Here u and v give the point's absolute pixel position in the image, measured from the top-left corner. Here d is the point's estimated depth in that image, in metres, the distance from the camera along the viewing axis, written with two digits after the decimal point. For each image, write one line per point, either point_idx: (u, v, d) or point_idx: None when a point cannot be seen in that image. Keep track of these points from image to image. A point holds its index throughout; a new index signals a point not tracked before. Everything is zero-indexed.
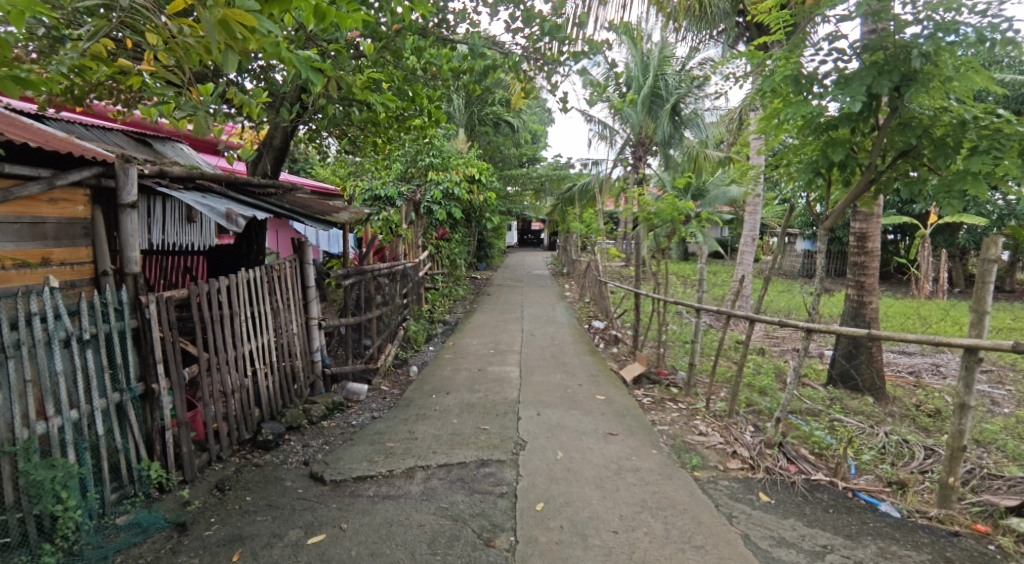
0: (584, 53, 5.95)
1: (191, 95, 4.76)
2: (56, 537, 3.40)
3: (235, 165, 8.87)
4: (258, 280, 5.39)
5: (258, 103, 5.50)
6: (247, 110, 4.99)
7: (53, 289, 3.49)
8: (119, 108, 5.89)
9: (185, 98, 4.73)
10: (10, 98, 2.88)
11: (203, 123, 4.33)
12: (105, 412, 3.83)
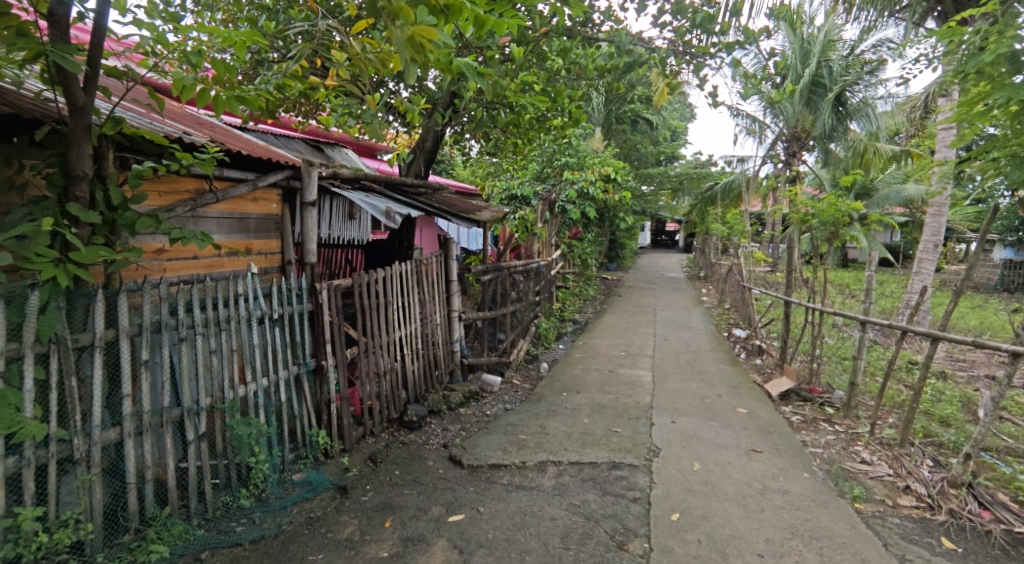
0: (740, 43, 5.66)
1: (366, 105, 5.22)
2: (249, 484, 3.91)
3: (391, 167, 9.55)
4: (409, 272, 5.78)
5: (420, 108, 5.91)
6: (410, 116, 5.37)
7: (252, 274, 4.01)
8: (301, 118, 6.58)
9: (361, 108, 5.20)
10: (235, 114, 3.45)
11: (376, 129, 4.75)
12: (286, 382, 4.32)
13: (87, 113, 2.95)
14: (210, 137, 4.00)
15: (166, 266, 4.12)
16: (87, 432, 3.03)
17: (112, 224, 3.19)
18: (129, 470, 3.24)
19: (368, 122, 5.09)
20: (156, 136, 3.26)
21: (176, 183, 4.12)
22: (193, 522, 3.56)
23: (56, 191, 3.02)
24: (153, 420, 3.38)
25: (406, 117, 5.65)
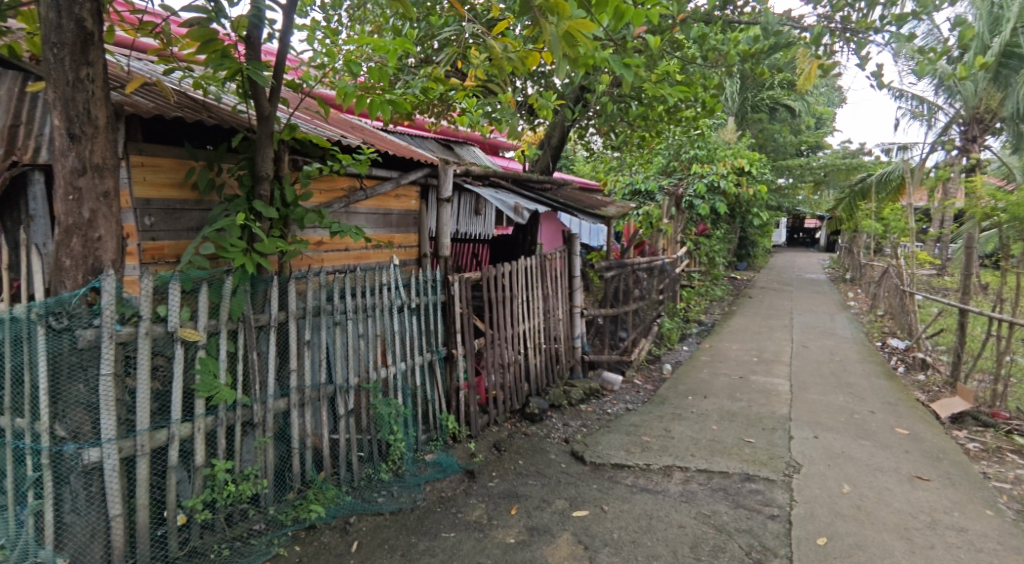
0: (915, 14, 5.14)
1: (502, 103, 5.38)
2: (388, 460, 4.19)
3: (515, 163, 9.73)
4: (534, 267, 5.89)
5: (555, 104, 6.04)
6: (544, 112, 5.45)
7: (395, 265, 4.28)
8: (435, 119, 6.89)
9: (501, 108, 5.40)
10: (387, 117, 3.68)
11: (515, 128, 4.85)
12: (421, 367, 4.58)
13: (271, 121, 3.30)
14: (363, 139, 4.32)
15: (323, 257, 4.49)
16: (263, 401, 3.39)
17: (284, 219, 3.55)
18: (293, 436, 3.58)
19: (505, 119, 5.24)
20: (322, 140, 3.61)
21: (332, 182, 4.44)
22: (342, 489, 3.86)
23: (244, 190, 3.42)
24: (313, 393, 3.71)
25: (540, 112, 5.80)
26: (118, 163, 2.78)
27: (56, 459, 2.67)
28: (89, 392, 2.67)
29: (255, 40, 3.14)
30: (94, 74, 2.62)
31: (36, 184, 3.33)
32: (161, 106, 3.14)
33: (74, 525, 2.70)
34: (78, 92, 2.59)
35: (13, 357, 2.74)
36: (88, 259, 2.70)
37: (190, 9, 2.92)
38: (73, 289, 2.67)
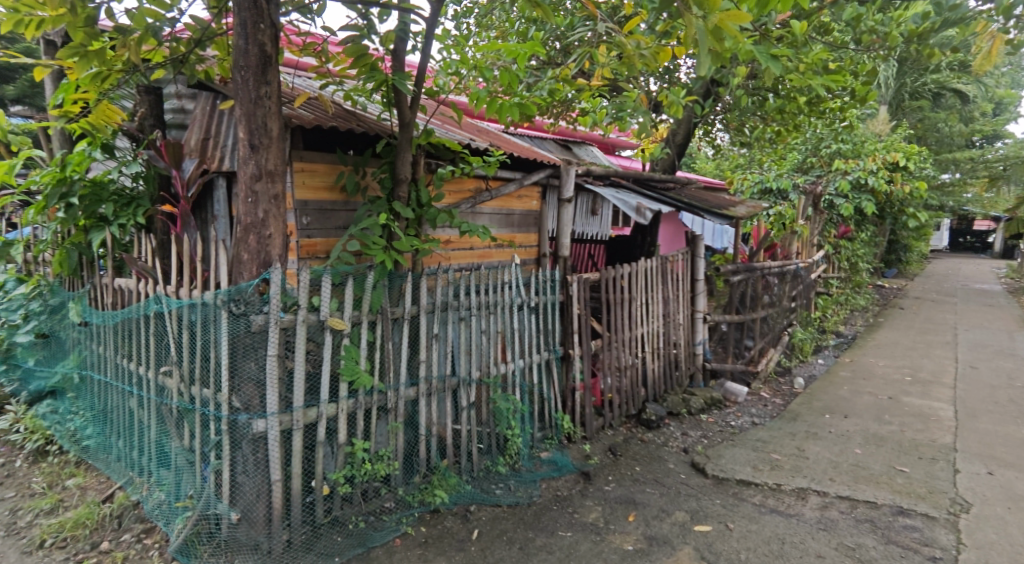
0: None
1: (630, 100, 5.35)
2: (506, 454, 4.30)
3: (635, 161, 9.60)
4: (654, 269, 5.80)
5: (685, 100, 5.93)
6: (674, 108, 5.32)
7: (516, 264, 4.40)
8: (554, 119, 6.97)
9: (630, 105, 5.40)
10: (517, 120, 3.78)
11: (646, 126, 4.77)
12: (538, 365, 4.68)
13: (411, 127, 3.53)
14: (491, 142, 4.48)
15: (450, 255, 4.72)
16: (395, 389, 3.61)
17: (419, 219, 3.79)
18: (421, 423, 3.79)
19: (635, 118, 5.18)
20: (454, 143, 3.79)
21: (460, 184, 4.61)
22: (463, 478, 4.02)
23: (385, 192, 3.68)
24: (438, 384, 3.90)
25: (670, 108, 5.72)
26: (284, 169, 3.14)
27: (232, 426, 3.07)
28: (258, 369, 3.05)
29: (400, 53, 3.40)
30: (270, 92, 3.01)
31: (220, 188, 3.95)
32: (318, 117, 3.49)
33: (244, 485, 3.10)
34: (258, 108, 2.98)
35: (202, 335, 3.15)
36: (260, 254, 3.08)
37: (345, 28, 3.21)
38: (248, 280, 3.07)
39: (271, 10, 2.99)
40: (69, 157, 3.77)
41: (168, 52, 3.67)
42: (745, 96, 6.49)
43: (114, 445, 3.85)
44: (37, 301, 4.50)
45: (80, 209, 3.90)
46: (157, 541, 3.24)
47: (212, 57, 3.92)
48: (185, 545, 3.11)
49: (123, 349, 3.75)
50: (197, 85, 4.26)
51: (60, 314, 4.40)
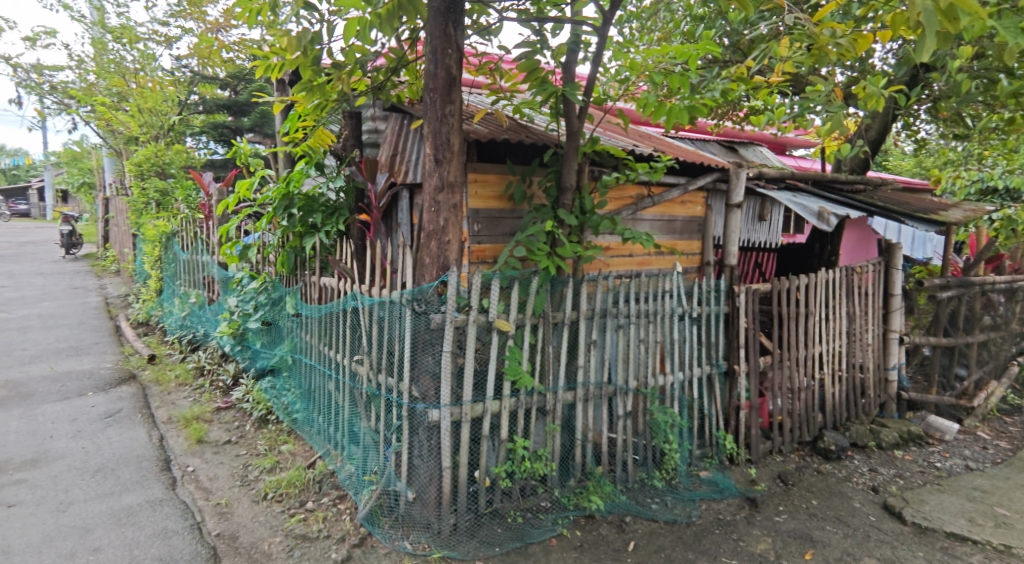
0: None
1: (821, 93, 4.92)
2: (662, 468, 4.21)
3: (816, 161, 8.86)
4: (838, 282, 5.31)
5: (888, 90, 5.31)
6: (874, 99, 4.80)
7: (679, 272, 4.28)
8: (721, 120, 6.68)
9: (818, 100, 4.99)
10: (687, 124, 3.66)
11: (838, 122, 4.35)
12: (699, 379, 4.53)
13: (577, 136, 3.61)
14: (655, 148, 4.44)
15: (610, 261, 4.73)
16: (554, 391, 3.69)
17: (582, 225, 3.84)
18: (577, 427, 3.81)
19: (827, 114, 4.76)
20: (620, 150, 3.81)
21: (622, 190, 4.63)
22: (618, 488, 3.98)
23: (551, 200, 3.80)
24: (596, 391, 3.91)
25: (868, 100, 5.16)
26: (463, 181, 3.42)
27: (411, 413, 3.38)
28: (434, 363, 3.34)
29: (571, 65, 3.49)
30: (454, 110, 3.31)
31: (404, 199, 4.44)
32: (492, 130, 3.73)
33: (419, 468, 3.39)
34: (443, 125, 3.30)
35: (388, 330, 3.52)
36: (440, 258, 3.37)
37: (520, 45, 3.38)
38: (429, 282, 3.38)
39: (458, 36, 3.28)
40: (291, 175, 4.45)
41: (370, 81, 4.18)
42: (967, 79, 5.64)
43: (316, 420, 4.39)
44: (263, 295, 5.26)
45: (298, 218, 4.54)
46: (348, 507, 3.67)
47: (405, 82, 4.37)
48: (370, 513, 3.48)
49: (326, 340, 4.29)
50: (390, 109, 4.83)
51: (280, 306, 5.14)
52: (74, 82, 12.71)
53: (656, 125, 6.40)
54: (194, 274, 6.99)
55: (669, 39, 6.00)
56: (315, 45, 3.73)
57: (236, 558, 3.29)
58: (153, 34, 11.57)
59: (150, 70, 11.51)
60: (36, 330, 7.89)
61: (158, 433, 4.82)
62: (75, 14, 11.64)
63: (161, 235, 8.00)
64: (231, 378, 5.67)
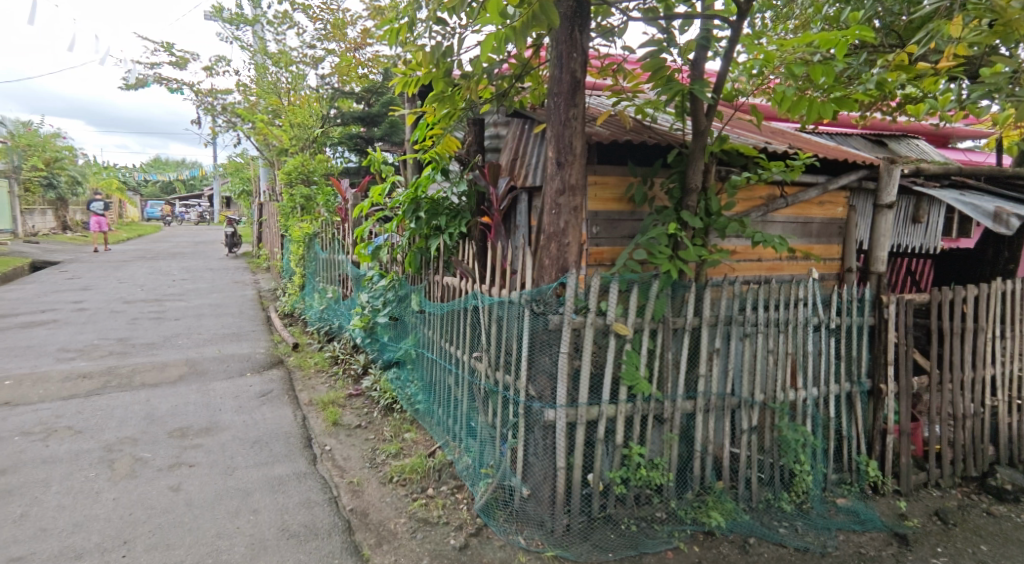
0: None
1: (1005, 78, 4.32)
2: (792, 490, 3.92)
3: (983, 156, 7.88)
4: (1015, 295, 4.65)
5: None
6: None
7: (816, 280, 3.96)
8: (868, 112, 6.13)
9: (996, 85, 4.41)
10: (831, 120, 3.35)
11: None
12: (837, 397, 4.18)
13: (705, 135, 3.42)
14: (791, 145, 4.17)
15: (734, 266, 4.46)
16: (672, 399, 3.54)
17: (707, 228, 3.65)
18: (697, 439, 3.64)
19: (1011, 101, 4.18)
20: (749, 149, 3.61)
21: (750, 191, 4.33)
22: (741, 506, 3.76)
23: (674, 201, 3.63)
24: (718, 402, 3.70)
25: None
26: (586, 183, 3.42)
27: (528, 411, 3.43)
28: (552, 364, 3.35)
29: (701, 62, 3.35)
30: (578, 113, 3.32)
31: (522, 203, 4.63)
32: (614, 132, 3.67)
33: (535, 465, 3.43)
34: (566, 129, 3.32)
35: (506, 330, 3.59)
36: (559, 260, 3.38)
37: (645, 44, 3.27)
38: (548, 283, 3.41)
39: (583, 39, 3.30)
40: (418, 180, 4.71)
41: (495, 88, 4.30)
42: None
43: (436, 412, 4.58)
44: (391, 292, 5.58)
45: (425, 221, 4.80)
46: (465, 497, 3.80)
47: (529, 88, 4.44)
48: (487, 505, 3.57)
49: (448, 336, 4.46)
50: (511, 114, 4.97)
51: (405, 302, 5.42)
52: (238, 102, 14.26)
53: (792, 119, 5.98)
54: (331, 272, 7.57)
55: (811, 28, 5.60)
56: (449, 58, 3.90)
57: (367, 533, 3.50)
58: (304, 57, 12.70)
59: (300, 89, 12.65)
60: (206, 317, 8.95)
61: (302, 413, 5.27)
62: (241, 43, 13.08)
63: (305, 236, 8.75)
64: (361, 367, 6.07)
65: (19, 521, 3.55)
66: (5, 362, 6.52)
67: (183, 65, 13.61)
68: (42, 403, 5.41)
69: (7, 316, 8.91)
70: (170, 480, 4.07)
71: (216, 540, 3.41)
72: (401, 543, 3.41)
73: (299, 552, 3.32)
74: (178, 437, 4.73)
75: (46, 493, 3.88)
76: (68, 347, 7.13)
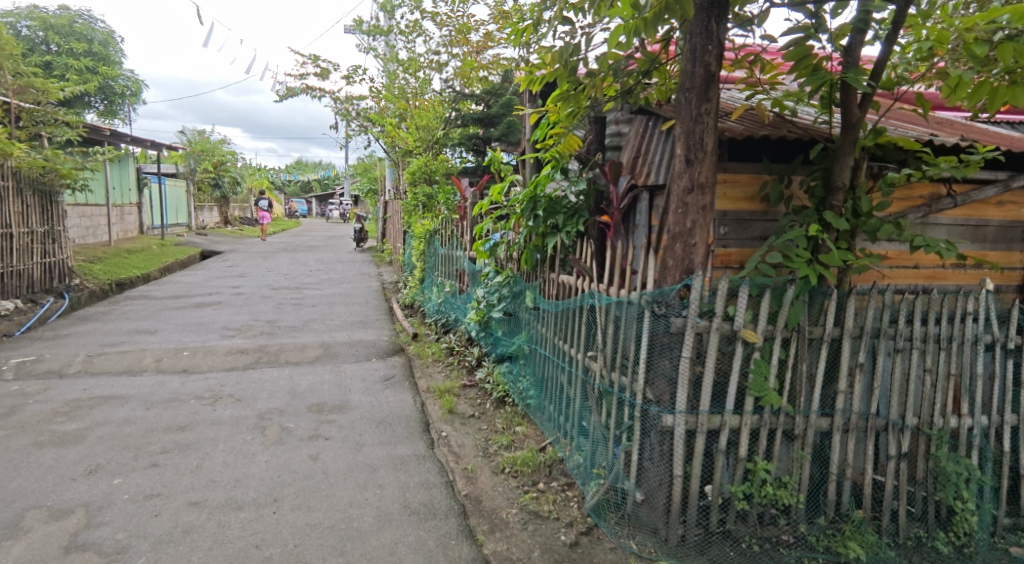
0: None
1: None
2: (950, 530, 3.49)
3: None
4: None
5: None
6: None
7: (991, 292, 3.46)
8: None
9: None
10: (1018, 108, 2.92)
11: None
12: (1012, 428, 3.65)
13: (858, 127, 3.10)
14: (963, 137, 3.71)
15: (887, 273, 4.11)
16: (806, 415, 3.26)
17: (854, 230, 3.30)
18: (833, 460, 3.32)
19: None
20: (911, 142, 3.21)
21: (910, 190, 3.95)
22: (884, 540, 3.41)
23: (815, 201, 3.32)
24: (860, 422, 3.36)
25: None
26: (716, 181, 3.25)
27: (644, 415, 3.32)
28: (671, 368, 3.22)
29: (855, 47, 3.05)
30: (710, 108, 3.16)
31: (643, 202, 4.54)
32: (750, 128, 3.46)
33: (649, 471, 3.31)
34: (697, 125, 3.17)
35: (623, 331, 3.50)
36: (684, 261, 3.24)
37: (788, 31, 3.02)
38: (671, 284, 3.27)
39: (720, 31, 3.13)
40: (537, 179, 4.73)
41: (620, 85, 4.22)
42: None
43: (547, 408, 4.56)
44: (506, 288, 5.64)
45: (542, 219, 4.79)
46: (575, 495, 3.78)
47: (655, 83, 4.29)
48: (597, 506, 3.51)
49: (562, 334, 4.43)
50: (635, 110, 4.85)
51: (519, 299, 5.44)
52: (371, 107, 15.13)
53: (961, 108, 5.31)
54: (449, 267, 7.80)
55: None
56: (575, 56, 3.85)
57: (480, 519, 3.56)
58: (431, 63, 13.22)
59: (427, 93, 13.19)
60: (339, 305, 9.58)
61: (420, 399, 5.48)
62: (376, 52, 13.88)
63: (426, 232, 9.08)
64: (476, 359, 6.21)
65: (195, 472, 4.00)
66: (182, 335, 7.39)
67: (326, 75, 14.68)
68: (210, 372, 6.07)
69: (182, 296, 10.11)
70: (311, 449, 4.38)
71: (348, 508, 3.60)
72: (512, 533, 3.43)
73: (419, 529, 3.42)
74: (316, 411, 5.09)
75: (214, 450, 4.33)
76: (229, 325, 7.93)
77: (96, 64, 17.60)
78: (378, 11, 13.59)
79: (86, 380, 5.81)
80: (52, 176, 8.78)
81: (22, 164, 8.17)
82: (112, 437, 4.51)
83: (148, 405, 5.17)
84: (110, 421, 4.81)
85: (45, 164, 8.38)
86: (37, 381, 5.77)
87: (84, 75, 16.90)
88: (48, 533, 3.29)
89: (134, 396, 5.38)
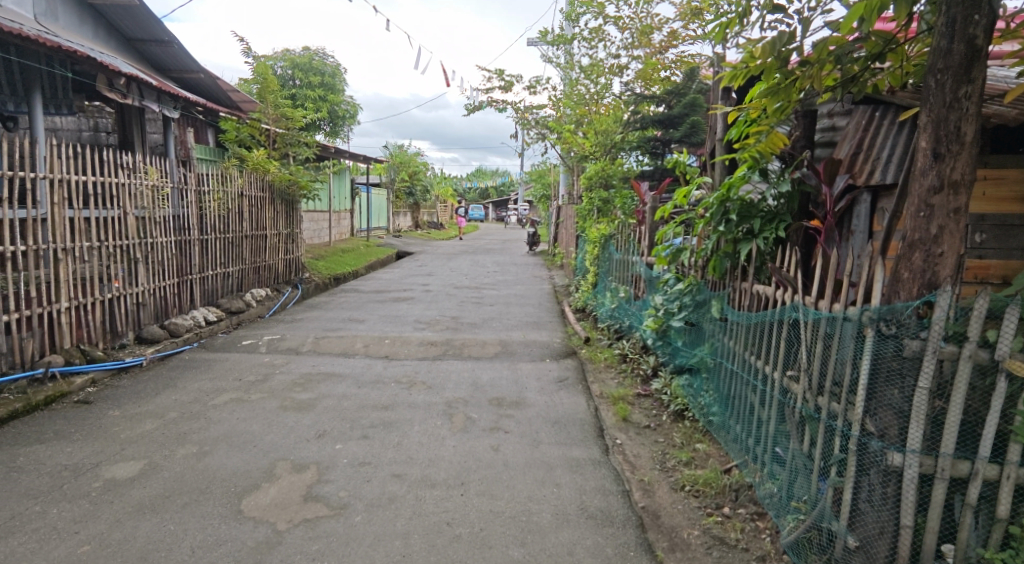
0: None
1: None
2: None
3: None
4: None
5: None
6: None
7: None
8: None
9: None
10: None
11: None
12: None
13: None
14: None
15: None
16: None
17: None
18: None
19: None
20: None
21: None
22: None
23: None
24: None
25: None
26: (975, 178, 2.67)
27: (862, 449, 2.85)
28: (902, 399, 2.72)
29: None
30: (972, 91, 2.60)
31: (863, 204, 4.12)
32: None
33: (866, 515, 2.83)
34: (952, 112, 2.63)
35: (837, 351, 3.03)
36: (925, 274, 2.71)
37: None
38: (905, 300, 2.77)
39: None
40: (732, 179, 4.30)
41: (841, 73, 3.69)
42: None
43: (733, 427, 4.16)
44: (689, 296, 5.28)
45: (735, 224, 4.36)
46: (768, 528, 3.39)
47: (886, 68, 3.70)
48: (797, 544, 3.10)
49: (754, 349, 4.01)
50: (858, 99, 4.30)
51: (703, 308, 5.05)
52: (550, 115, 15.35)
53: None
54: (624, 272, 7.58)
55: None
56: (790, 45, 3.32)
57: (659, 535, 3.35)
58: (612, 66, 13.04)
59: (607, 97, 13.04)
60: (514, 305, 9.83)
61: (594, 403, 5.36)
62: (557, 60, 14.04)
63: (601, 237, 8.94)
64: (651, 369, 5.91)
65: (397, 447, 4.26)
66: (384, 325, 8.07)
67: (510, 87, 15.21)
68: (405, 360, 6.53)
69: (383, 291, 11.09)
70: (492, 440, 4.46)
71: (528, 501, 3.58)
72: (695, 556, 3.19)
73: (598, 534, 3.28)
74: (496, 405, 5.20)
75: (411, 430, 4.59)
76: (421, 319, 8.49)
77: (326, 92, 20.12)
78: (562, 20, 13.75)
79: (314, 358, 6.55)
80: (294, 188, 10.16)
81: (276, 179, 9.64)
82: (334, 408, 4.98)
83: (359, 384, 5.66)
84: (332, 394, 5.33)
85: (291, 179, 9.81)
86: (281, 355, 6.62)
87: (317, 104, 19.46)
88: (292, 482, 3.69)
89: (349, 375, 5.94)
